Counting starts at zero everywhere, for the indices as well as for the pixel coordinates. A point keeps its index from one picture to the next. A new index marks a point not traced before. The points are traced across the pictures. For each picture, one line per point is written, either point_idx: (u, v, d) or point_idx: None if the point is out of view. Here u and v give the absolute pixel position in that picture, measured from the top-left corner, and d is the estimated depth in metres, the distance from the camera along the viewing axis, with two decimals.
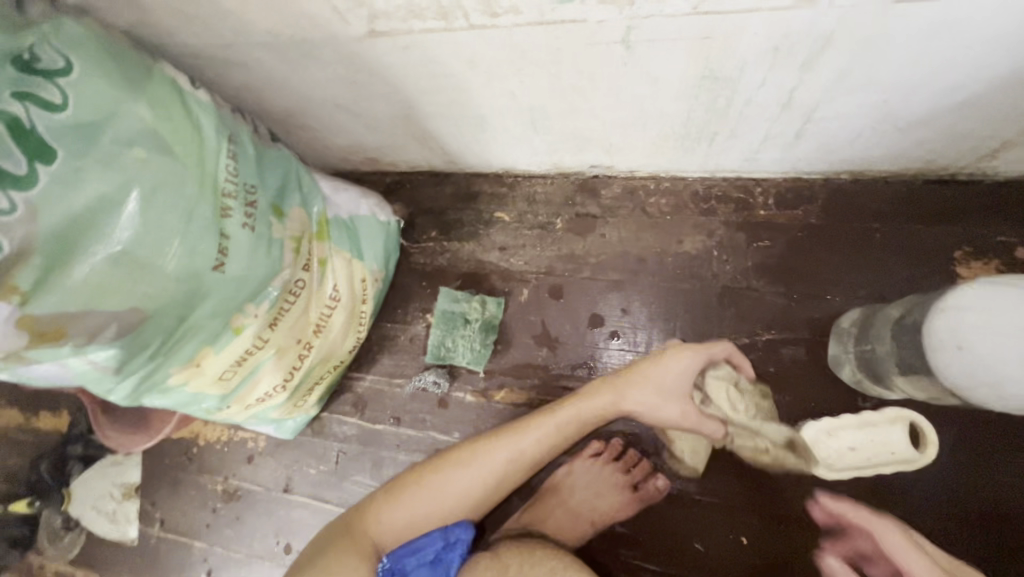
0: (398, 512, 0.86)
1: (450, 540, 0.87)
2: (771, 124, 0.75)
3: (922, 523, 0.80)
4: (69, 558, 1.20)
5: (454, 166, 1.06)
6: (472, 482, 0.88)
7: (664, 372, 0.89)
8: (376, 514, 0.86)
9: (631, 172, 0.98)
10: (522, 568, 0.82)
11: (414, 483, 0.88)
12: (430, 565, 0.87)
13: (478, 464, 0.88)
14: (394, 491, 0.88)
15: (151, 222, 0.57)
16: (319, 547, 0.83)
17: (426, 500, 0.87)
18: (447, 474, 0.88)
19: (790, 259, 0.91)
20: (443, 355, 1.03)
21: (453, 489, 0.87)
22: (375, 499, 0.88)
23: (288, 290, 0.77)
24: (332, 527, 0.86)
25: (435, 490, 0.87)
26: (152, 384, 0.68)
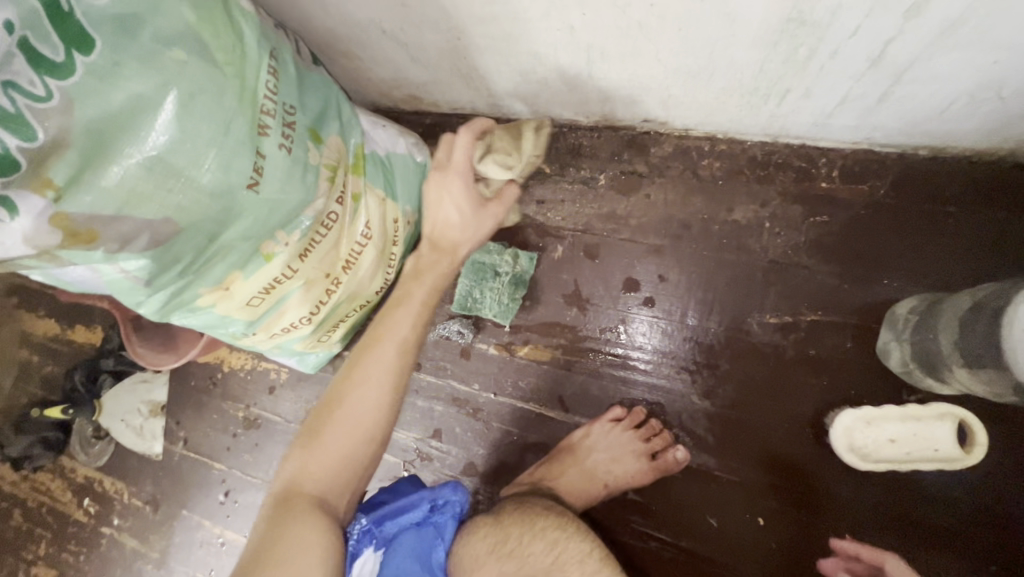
0: (321, 457, 0.70)
1: (439, 503, 0.79)
2: (854, 83, 0.68)
3: (953, 525, 0.76)
4: (98, 465, 1.26)
5: (498, 110, 1.01)
6: (373, 395, 0.72)
7: (448, 217, 0.79)
8: (298, 472, 0.70)
9: (686, 130, 0.92)
10: (522, 538, 0.76)
11: (322, 425, 0.71)
12: (417, 528, 0.79)
13: (370, 370, 0.72)
14: (310, 438, 0.71)
15: (187, 130, 0.55)
16: (265, 528, 0.66)
17: (340, 436, 0.71)
18: (346, 397, 0.71)
19: (848, 238, 0.85)
20: (469, 306, 0.99)
21: (362, 412, 0.71)
22: (295, 458, 0.71)
23: (320, 222, 0.75)
24: (268, 509, 0.69)
25: (342, 420, 0.71)
26: (182, 301, 0.68)
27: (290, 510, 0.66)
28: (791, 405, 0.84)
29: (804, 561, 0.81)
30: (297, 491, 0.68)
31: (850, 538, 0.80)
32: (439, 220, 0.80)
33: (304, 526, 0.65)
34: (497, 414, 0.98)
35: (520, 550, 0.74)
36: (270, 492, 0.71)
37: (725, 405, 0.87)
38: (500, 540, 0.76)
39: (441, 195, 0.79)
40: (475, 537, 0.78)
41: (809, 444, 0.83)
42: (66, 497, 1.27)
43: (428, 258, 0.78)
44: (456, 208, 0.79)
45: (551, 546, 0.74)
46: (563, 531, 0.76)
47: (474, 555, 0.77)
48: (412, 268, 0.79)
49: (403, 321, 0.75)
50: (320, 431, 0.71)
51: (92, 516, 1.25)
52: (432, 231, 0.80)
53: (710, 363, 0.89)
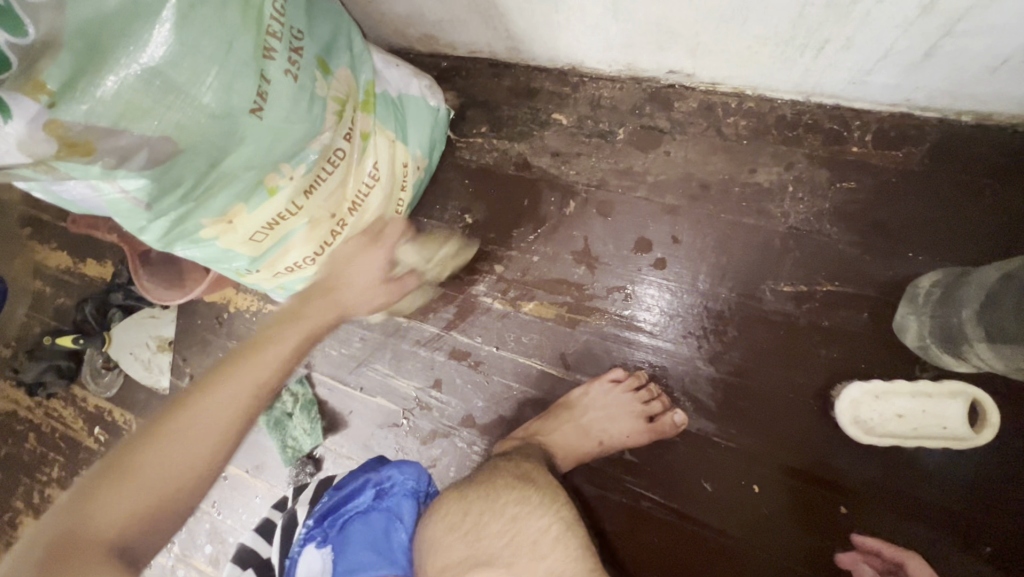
0: (138, 489, 0.54)
1: (385, 487, 0.88)
2: (899, 35, 0.63)
3: (955, 505, 0.75)
4: (107, 396, 1.29)
5: (516, 55, 0.97)
6: (212, 436, 0.58)
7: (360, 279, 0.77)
8: (87, 521, 0.52)
9: (713, 84, 0.87)
10: (481, 518, 0.75)
11: (142, 452, 0.56)
12: (365, 515, 0.87)
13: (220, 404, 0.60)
14: (117, 471, 0.54)
15: (188, 43, 0.53)
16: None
17: (172, 466, 0.56)
18: (180, 433, 0.57)
19: (877, 208, 0.81)
20: (291, 452, 1.07)
21: (208, 428, 0.58)
22: (84, 498, 0.53)
23: (327, 158, 0.73)
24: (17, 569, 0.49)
25: (176, 457, 0.56)
26: (185, 230, 0.67)
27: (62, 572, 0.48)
28: (797, 375, 0.82)
29: (797, 531, 0.80)
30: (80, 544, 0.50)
31: (845, 511, 0.79)
32: (339, 275, 0.76)
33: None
34: (498, 368, 0.97)
35: (476, 529, 0.75)
36: (32, 543, 0.51)
37: (730, 372, 0.85)
38: (457, 520, 0.76)
39: (354, 257, 0.77)
40: (437, 516, 0.79)
41: (813, 416, 0.81)
42: (78, 425, 1.31)
43: (317, 301, 0.72)
44: (364, 273, 0.77)
45: (510, 524, 0.74)
46: (524, 508, 0.74)
47: (435, 535, 0.77)
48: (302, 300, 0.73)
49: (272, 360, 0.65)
50: (132, 468, 0.55)
51: (101, 444, 1.29)
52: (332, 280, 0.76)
53: (717, 329, 0.87)
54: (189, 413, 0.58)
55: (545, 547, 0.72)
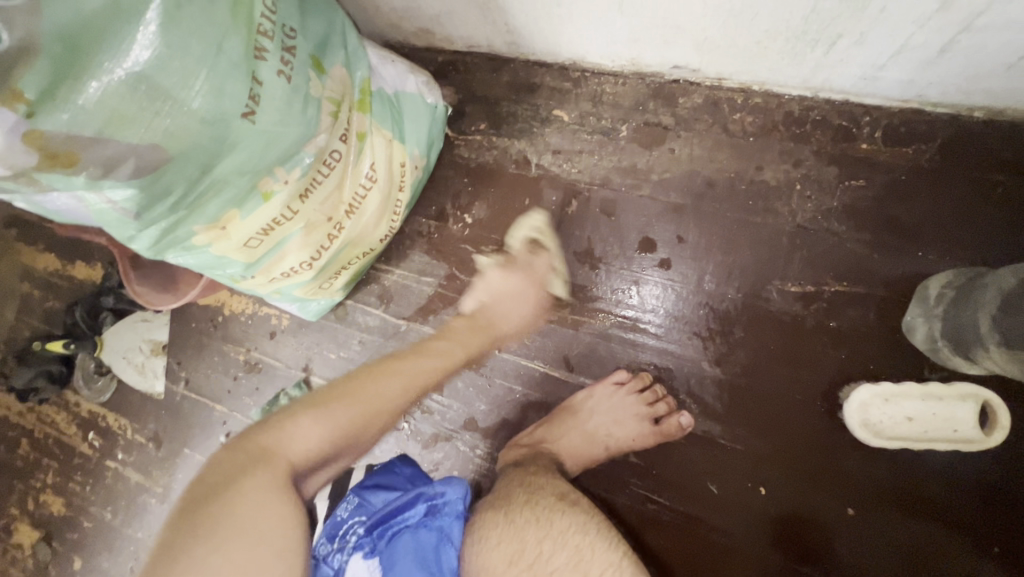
0: (323, 428, 0.66)
1: (437, 504, 0.74)
2: (917, 30, 0.61)
3: (962, 507, 0.75)
4: (101, 400, 1.26)
5: (516, 49, 0.94)
6: (382, 405, 0.73)
7: (510, 312, 0.92)
8: (285, 438, 0.63)
9: (719, 80, 0.85)
10: (541, 548, 0.71)
11: (330, 402, 0.69)
12: (415, 532, 0.72)
13: (393, 382, 0.76)
14: (309, 409, 0.67)
15: (174, 46, 0.50)
16: (214, 495, 0.55)
17: (352, 421, 0.69)
18: (364, 395, 0.72)
19: (886, 206, 0.79)
20: None
21: (380, 403, 0.73)
22: (285, 420, 0.65)
23: (322, 160, 0.70)
24: (226, 464, 0.58)
25: (359, 410, 0.70)
26: (176, 239, 0.64)
27: (267, 474, 0.58)
28: (804, 376, 0.81)
29: (802, 533, 0.80)
30: (280, 458, 0.61)
31: (852, 512, 0.79)
32: (494, 306, 0.92)
33: (275, 502, 0.56)
34: (500, 370, 0.96)
35: (541, 561, 0.70)
36: (232, 448, 0.61)
37: (737, 373, 0.84)
38: (518, 550, 0.71)
39: (504, 296, 0.92)
40: (488, 546, 0.72)
41: (820, 417, 0.80)
42: (71, 430, 1.29)
43: (474, 328, 0.90)
44: (513, 308, 0.92)
45: (575, 555, 0.70)
46: (585, 536, 0.72)
47: (491, 569, 0.71)
48: (467, 326, 0.90)
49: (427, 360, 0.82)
50: (325, 409, 0.68)
51: (96, 449, 1.27)
52: (490, 314, 0.92)
53: (723, 330, 0.85)
54: (367, 386, 0.74)
55: None
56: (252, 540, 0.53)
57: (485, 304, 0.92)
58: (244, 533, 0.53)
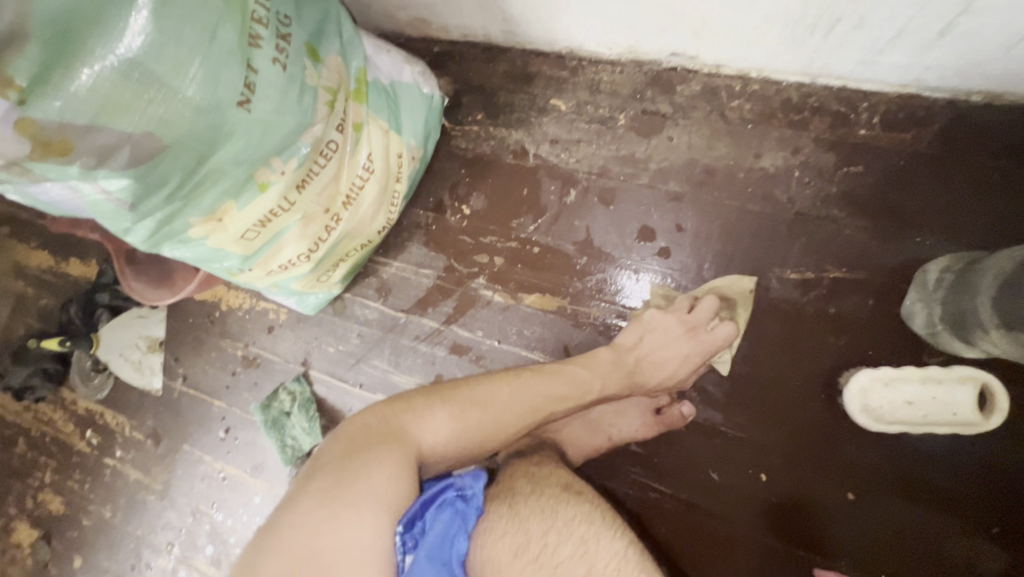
0: (450, 428, 0.71)
1: (466, 496, 0.67)
2: (916, 12, 0.61)
3: (961, 490, 0.75)
4: (98, 398, 1.26)
5: (512, 38, 0.93)
6: (512, 413, 0.75)
7: (667, 358, 0.83)
8: (417, 426, 0.69)
9: (717, 67, 0.85)
10: (546, 540, 0.64)
11: (466, 403, 0.73)
12: (448, 526, 0.65)
13: (521, 390, 0.77)
14: (444, 403, 0.72)
15: (167, 32, 0.49)
16: (362, 447, 0.66)
17: (480, 426, 0.72)
18: (494, 402, 0.74)
19: (885, 192, 0.79)
20: (291, 454, 1.06)
21: (502, 415, 0.74)
22: (419, 408, 0.71)
23: (319, 151, 0.70)
24: (369, 428, 0.68)
25: (483, 416, 0.73)
26: (172, 230, 0.63)
27: (399, 452, 0.66)
28: (804, 363, 0.81)
29: (803, 518, 0.81)
30: (413, 442, 0.68)
31: (852, 497, 0.79)
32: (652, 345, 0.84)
33: (397, 482, 0.63)
34: (501, 362, 0.96)
35: (547, 554, 0.63)
36: (378, 412, 0.71)
37: (737, 361, 0.84)
38: (523, 542, 0.64)
39: (672, 341, 0.83)
40: (493, 539, 0.65)
41: (821, 404, 0.81)
42: (69, 428, 1.28)
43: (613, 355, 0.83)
44: (671, 353, 0.83)
45: (582, 548, 0.63)
46: (593, 527, 0.65)
47: (499, 562, 0.63)
48: (611, 356, 0.83)
49: (557, 371, 0.80)
50: (456, 408, 0.72)
51: (94, 447, 1.26)
52: (641, 360, 0.83)
53: None
54: (499, 394, 0.75)
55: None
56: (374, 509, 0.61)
57: (635, 344, 0.84)
58: (370, 500, 0.61)
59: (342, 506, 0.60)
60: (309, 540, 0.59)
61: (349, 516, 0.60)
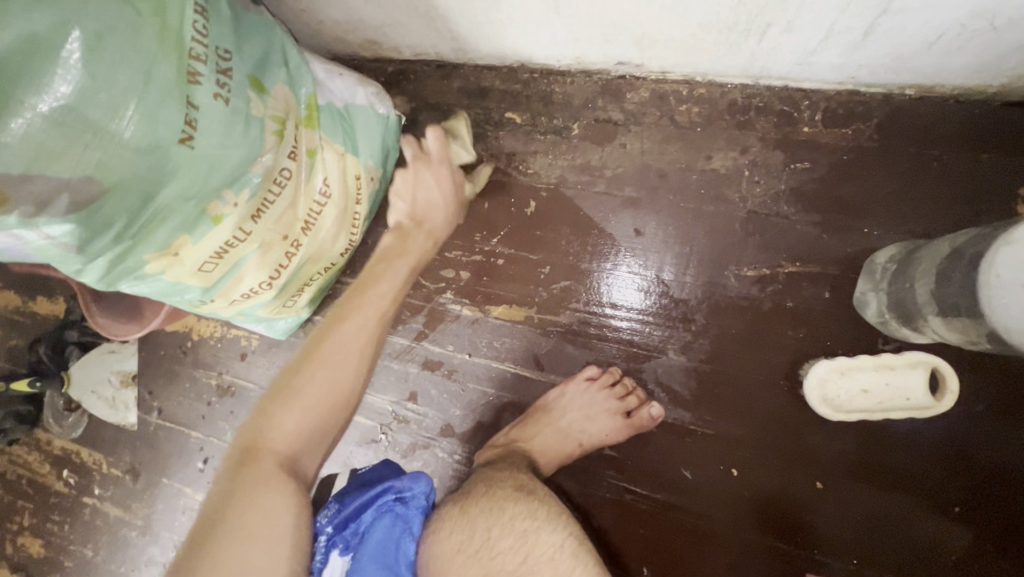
0: (298, 412, 0.66)
1: (403, 495, 0.77)
2: (839, 16, 0.63)
3: (921, 472, 0.77)
4: (73, 436, 1.24)
5: (463, 55, 0.94)
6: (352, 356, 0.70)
7: (432, 203, 0.82)
8: (264, 431, 0.64)
9: (663, 73, 0.86)
10: (490, 534, 0.74)
11: (302, 373, 0.67)
12: (386, 522, 0.76)
13: (354, 326, 0.71)
14: (282, 394, 0.66)
15: (99, 78, 0.50)
16: (220, 496, 0.61)
17: (325, 386, 0.67)
18: (330, 353, 0.69)
19: (832, 186, 0.82)
20: None
21: (349, 360, 0.70)
22: (263, 414, 0.66)
23: (271, 180, 0.70)
24: (226, 470, 0.63)
25: (325, 380, 0.68)
26: (126, 269, 0.63)
27: (253, 474, 0.61)
28: (766, 357, 0.83)
29: (775, 511, 0.82)
30: (266, 450, 0.63)
31: (821, 486, 0.81)
32: (415, 202, 0.81)
33: (265, 498, 0.60)
34: (473, 375, 0.96)
35: (487, 546, 0.72)
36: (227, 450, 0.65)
37: (701, 360, 0.86)
38: (467, 538, 0.74)
39: (420, 181, 0.81)
40: (441, 537, 0.76)
41: (784, 397, 0.82)
42: (45, 470, 1.26)
43: (413, 232, 0.80)
44: (435, 196, 0.82)
45: (522, 539, 0.72)
46: (534, 521, 0.74)
47: (441, 558, 0.74)
48: (399, 234, 0.80)
49: (387, 292, 0.75)
50: (293, 386, 0.67)
51: (72, 487, 1.24)
52: (412, 211, 0.81)
53: (686, 318, 0.87)
54: (328, 337, 0.70)
55: (565, 563, 0.70)
56: (248, 543, 0.57)
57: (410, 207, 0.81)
58: (239, 539, 0.57)
59: (204, 573, 0.55)
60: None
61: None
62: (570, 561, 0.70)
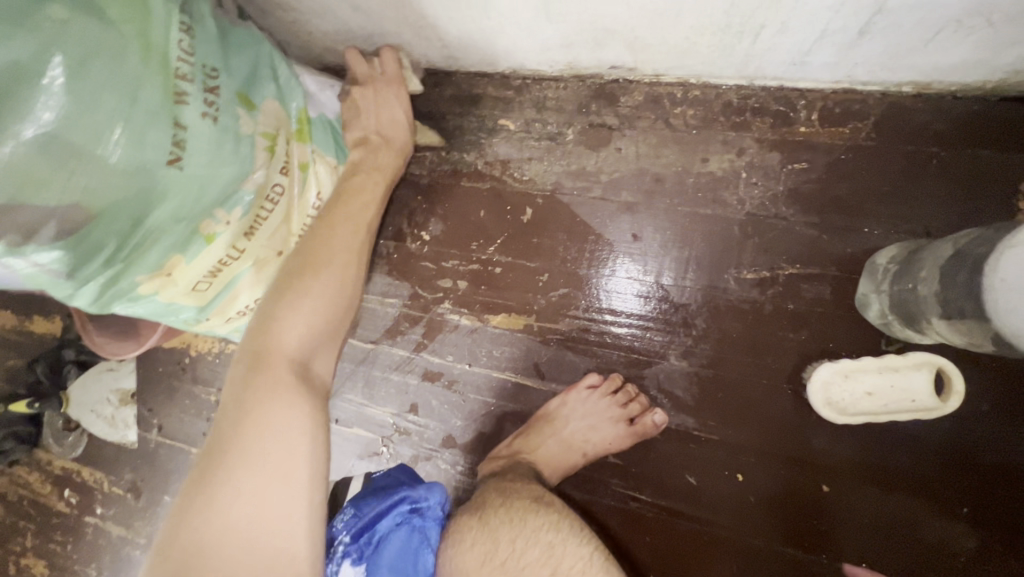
0: (307, 316, 0.70)
1: (420, 506, 0.77)
2: (833, 15, 0.62)
3: (929, 473, 0.76)
4: (73, 456, 1.23)
5: (454, 63, 0.93)
6: (346, 264, 0.76)
7: (396, 118, 0.88)
8: (271, 338, 0.68)
9: (656, 76, 0.85)
10: (514, 546, 0.73)
11: (304, 279, 0.72)
12: (403, 533, 0.76)
13: (344, 233, 0.78)
14: (288, 295, 0.70)
15: (83, 102, 0.49)
16: (235, 408, 0.63)
17: (329, 287, 0.73)
18: (328, 258, 0.74)
19: (830, 187, 0.81)
20: None
21: (348, 262, 0.76)
22: (267, 320, 0.69)
23: (264, 197, 0.69)
24: (242, 373, 0.66)
25: (329, 278, 0.73)
26: (119, 292, 0.63)
27: (267, 382, 0.64)
28: (769, 361, 0.82)
29: (782, 516, 0.81)
30: (277, 356, 0.67)
31: (827, 490, 0.80)
32: (380, 120, 0.86)
33: (282, 406, 0.63)
34: (473, 385, 0.95)
35: (514, 558, 0.72)
36: (237, 356, 0.68)
37: (703, 365, 0.85)
38: (491, 549, 0.73)
39: (384, 101, 0.87)
40: (462, 548, 0.75)
41: (788, 400, 0.82)
42: (46, 490, 1.25)
43: (382, 149, 0.86)
44: (399, 113, 0.88)
45: (548, 551, 0.73)
46: (559, 533, 0.74)
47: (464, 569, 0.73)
48: (366, 150, 0.84)
49: (366, 201, 0.82)
50: (297, 287, 0.71)
51: (73, 506, 1.23)
52: (378, 128, 0.86)
53: (686, 322, 0.86)
54: (325, 243, 0.75)
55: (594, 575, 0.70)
56: (274, 451, 0.60)
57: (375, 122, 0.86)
58: (264, 454, 0.60)
59: (231, 480, 0.58)
60: (219, 533, 0.56)
61: (246, 490, 0.58)
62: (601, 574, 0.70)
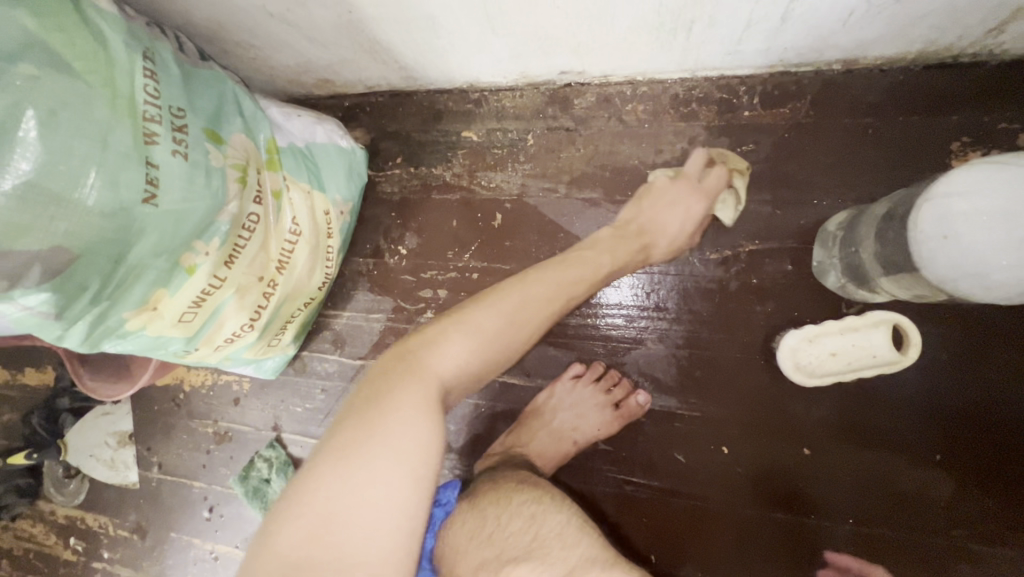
0: (468, 349, 0.64)
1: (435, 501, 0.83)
2: (754, 6, 0.67)
3: (902, 426, 0.80)
4: (76, 503, 1.24)
5: (413, 83, 0.97)
6: (524, 312, 0.69)
7: (673, 225, 0.83)
8: (431, 356, 0.62)
9: (605, 77, 0.90)
10: (500, 519, 0.73)
11: (473, 313, 0.66)
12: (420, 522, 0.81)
13: (536, 290, 0.71)
14: (450, 326, 0.65)
15: (56, 150, 0.53)
16: (377, 392, 0.58)
17: (497, 329, 0.66)
18: (502, 300, 0.69)
19: (778, 165, 0.85)
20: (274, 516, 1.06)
21: (530, 313, 0.70)
22: (432, 337, 0.64)
23: (240, 226, 0.72)
24: (385, 368, 0.61)
25: (498, 319, 0.67)
26: (107, 328, 0.65)
27: (418, 388, 0.59)
28: (741, 335, 0.86)
29: (770, 482, 0.84)
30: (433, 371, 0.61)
31: (809, 452, 0.83)
32: (653, 216, 0.83)
33: (427, 416, 0.57)
34: None
35: (498, 531, 0.72)
36: (394, 347, 0.64)
37: (680, 346, 0.89)
38: (478, 525, 0.74)
39: (677, 199, 0.83)
40: (457, 529, 0.76)
41: (761, 370, 0.85)
42: (52, 540, 1.25)
43: (626, 235, 0.83)
44: (676, 220, 0.83)
45: (530, 521, 0.72)
46: (540, 505, 0.74)
47: (454, 546, 0.74)
48: (614, 234, 0.83)
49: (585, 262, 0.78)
50: (467, 321, 0.65)
51: (80, 553, 1.23)
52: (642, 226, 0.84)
53: (661, 307, 0.89)
54: (511, 288, 0.70)
55: (572, 536, 0.69)
56: (399, 454, 0.55)
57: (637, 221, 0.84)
58: (399, 449, 0.55)
59: (364, 458, 0.54)
60: (337, 499, 0.52)
61: (376, 472, 0.53)
62: (576, 535, 0.70)
